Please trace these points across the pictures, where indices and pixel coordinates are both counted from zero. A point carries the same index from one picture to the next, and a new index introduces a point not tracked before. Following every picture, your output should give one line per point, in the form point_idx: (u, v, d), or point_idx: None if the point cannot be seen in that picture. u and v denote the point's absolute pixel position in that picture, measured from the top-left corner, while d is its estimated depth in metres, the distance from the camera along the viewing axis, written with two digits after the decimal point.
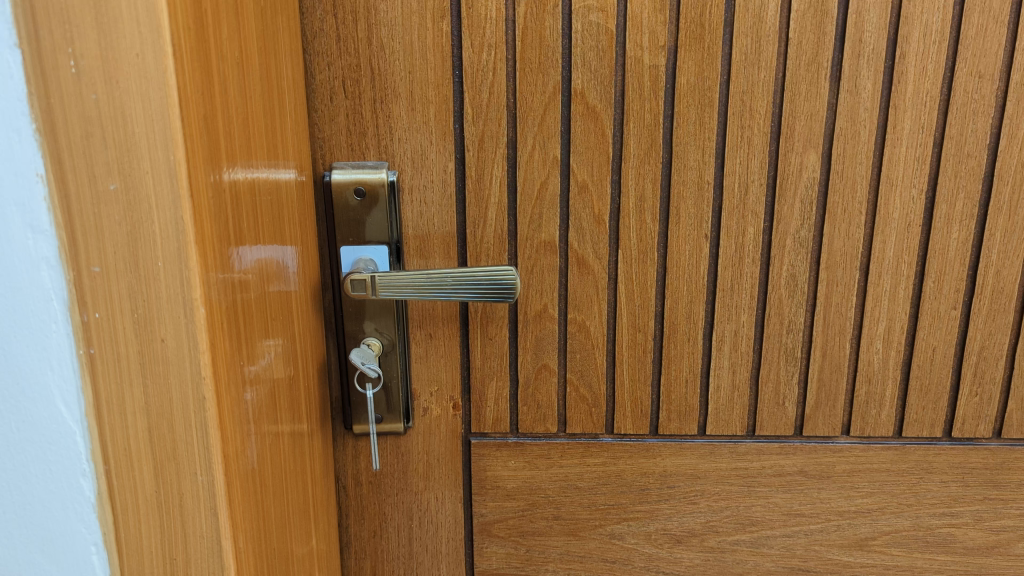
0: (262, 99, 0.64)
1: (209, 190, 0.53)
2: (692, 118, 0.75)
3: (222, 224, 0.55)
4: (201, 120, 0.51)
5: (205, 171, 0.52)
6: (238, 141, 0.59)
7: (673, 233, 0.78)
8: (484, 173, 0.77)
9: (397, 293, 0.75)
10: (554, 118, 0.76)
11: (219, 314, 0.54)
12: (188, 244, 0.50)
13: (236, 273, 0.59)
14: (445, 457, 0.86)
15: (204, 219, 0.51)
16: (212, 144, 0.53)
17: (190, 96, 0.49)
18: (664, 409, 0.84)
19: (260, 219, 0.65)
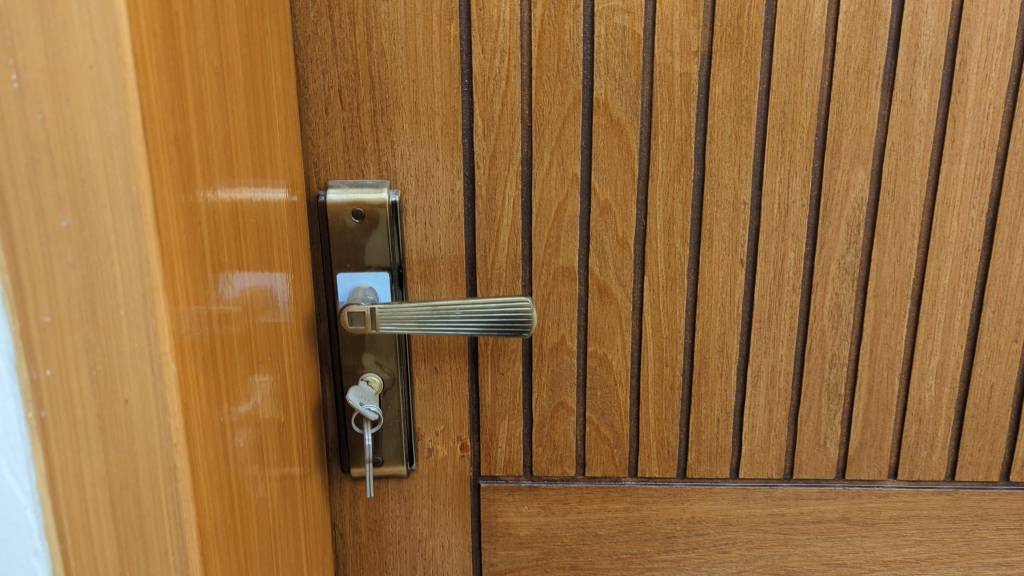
0: (247, 113, 0.56)
1: (182, 223, 0.45)
2: (727, 132, 0.68)
3: (199, 260, 0.48)
4: (171, 143, 0.44)
5: (176, 201, 0.44)
6: (218, 163, 0.51)
7: (706, 259, 0.71)
8: (496, 192, 0.70)
9: (400, 326, 0.67)
10: (574, 132, 0.68)
11: (193, 367, 0.46)
12: (155, 290, 0.42)
13: (217, 313, 0.52)
14: (452, 502, 0.78)
15: (173, 259, 0.44)
16: (185, 169, 0.46)
17: (158, 115, 0.42)
18: (693, 450, 0.76)
19: (245, 249, 0.57)
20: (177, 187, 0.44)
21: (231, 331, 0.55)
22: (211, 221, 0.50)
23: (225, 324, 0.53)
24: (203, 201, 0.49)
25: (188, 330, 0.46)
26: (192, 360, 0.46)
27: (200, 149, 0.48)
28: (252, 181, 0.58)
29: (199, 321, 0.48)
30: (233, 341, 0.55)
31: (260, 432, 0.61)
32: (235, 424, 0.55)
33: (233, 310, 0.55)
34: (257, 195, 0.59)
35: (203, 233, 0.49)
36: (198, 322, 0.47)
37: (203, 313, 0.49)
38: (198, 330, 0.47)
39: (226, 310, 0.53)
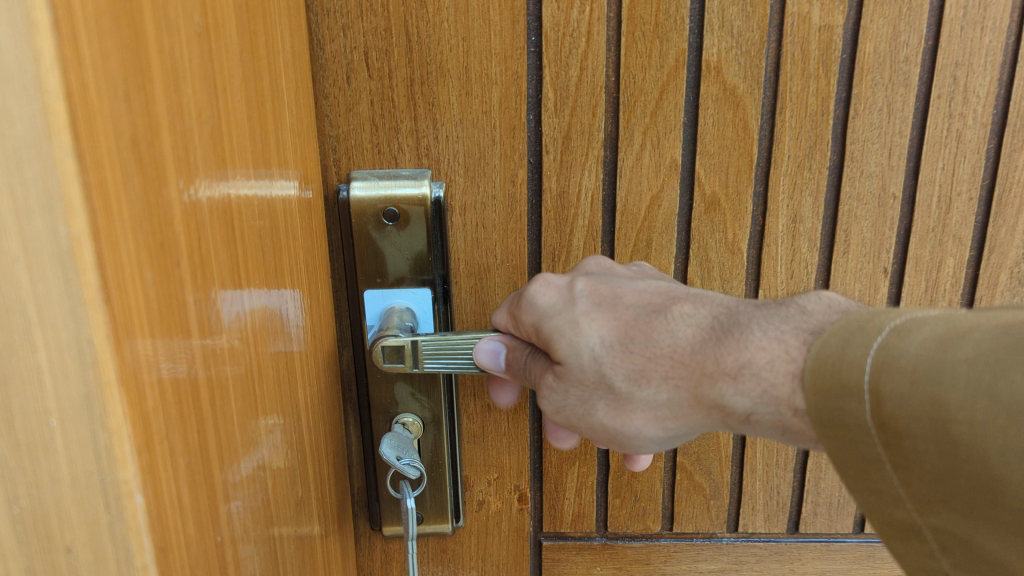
0: (247, 90, 0.40)
1: (151, 273, 0.29)
2: (878, 103, 0.51)
3: (183, 317, 0.31)
4: (128, 150, 0.27)
5: (139, 240, 0.28)
6: (211, 167, 0.35)
7: (840, 267, 0.55)
8: (569, 185, 0.54)
9: (450, 364, 0.51)
10: (675, 104, 0.52)
11: (172, 486, 0.30)
12: (108, 387, 0.26)
13: (214, 382, 0.35)
14: (508, 564, 0.64)
15: (134, 335, 0.27)
16: (154, 184, 0.29)
17: (101, 108, 0.26)
18: (810, 502, 0.61)
19: (252, 280, 0.41)
20: (140, 217, 0.28)
21: (235, 398, 0.39)
22: (201, 252, 0.34)
23: (228, 393, 0.37)
24: (187, 227, 0.32)
25: (165, 434, 0.30)
26: (170, 476, 0.30)
27: (181, 150, 0.32)
28: (258, 180, 0.41)
29: (186, 411, 0.32)
30: (241, 408, 0.39)
31: (280, 512, 0.46)
32: (247, 522, 0.40)
33: (240, 366, 0.39)
34: (264, 201, 0.42)
35: (190, 278, 0.32)
36: (184, 411, 0.31)
37: (195, 395, 0.32)
38: (184, 424, 0.31)
39: (228, 373, 0.37)
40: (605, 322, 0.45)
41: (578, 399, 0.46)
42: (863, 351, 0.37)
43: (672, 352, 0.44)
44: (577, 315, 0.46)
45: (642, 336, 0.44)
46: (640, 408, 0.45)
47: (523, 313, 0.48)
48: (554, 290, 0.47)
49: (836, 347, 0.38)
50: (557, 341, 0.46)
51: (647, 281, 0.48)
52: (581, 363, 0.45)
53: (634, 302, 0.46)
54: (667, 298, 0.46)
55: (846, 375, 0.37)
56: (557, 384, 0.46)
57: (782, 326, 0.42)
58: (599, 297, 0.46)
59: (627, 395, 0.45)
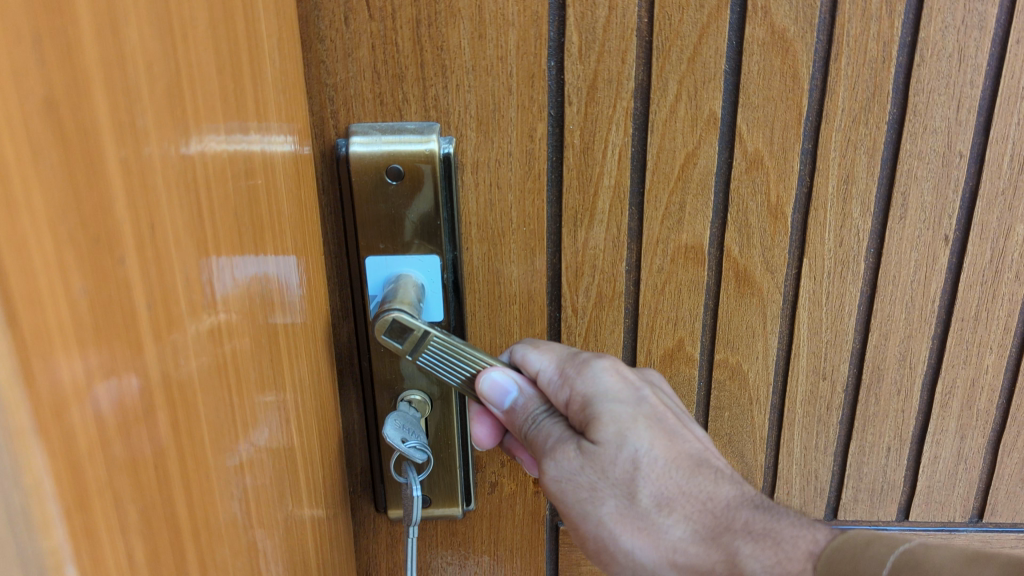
0: (216, 36, 0.32)
1: (80, 276, 0.21)
2: (947, 49, 0.45)
3: (130, 324, 0.24)
4: (41, 116, 0.19)
5: (60, 234, 0.20)
6: (173, 129, 0.27)
7: (895, 234, 0.49)
8: (594, 142, 0.48)
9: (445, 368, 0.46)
10: (715, 50, 0.46)
11: (119, 548, 0.23)
12: (20, 435, 0.19)
13: (182, 399, 0.28)
14: (522, 547, 0.60)
15: (56, 363, 0.20)
16: (86, 162, 0.22)
17: (25, 47, 0.19)
18: (850, 488, 0.57)
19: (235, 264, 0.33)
20: (61, 202, 0.20)
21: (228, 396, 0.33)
22: (159, 240, 0.26)
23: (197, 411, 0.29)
24: (136, 207, 0.24)
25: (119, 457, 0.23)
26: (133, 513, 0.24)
27: (126, 110, 0.24)
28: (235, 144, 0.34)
29: (139, 448, 0.24)
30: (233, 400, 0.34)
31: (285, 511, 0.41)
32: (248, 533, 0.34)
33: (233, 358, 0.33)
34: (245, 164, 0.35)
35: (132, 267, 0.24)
36: (136, 451, 0.24)
37: (150, 425, 0.25)
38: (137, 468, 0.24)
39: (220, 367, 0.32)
40: (659, 435, 0.42)
41: (588, 486, 0.42)
42: (884, 551, 0.36)
43: (709, 496, 0.41)
44: (637, 412, 0.43)
45: (689, 469, 0.41)
46: (642, 529, 0.41)
47: (576, 378, 0.44)
48: (624, 380, 0.44)
49: (861, 541, 0.38)
50: (602, 424, 0.42)
51: (700, 434, 0.45)
52: (619, 449, 0.41)
53: (688, 439, 0.43)
54: (720, 460, 0.44)
55: (861, 565, 0.36)
56: (577, 458, 0.42)
57: (823, 529, 0.40)
58: (662, 414, 0.43)
59: (641, 510, 0.41)
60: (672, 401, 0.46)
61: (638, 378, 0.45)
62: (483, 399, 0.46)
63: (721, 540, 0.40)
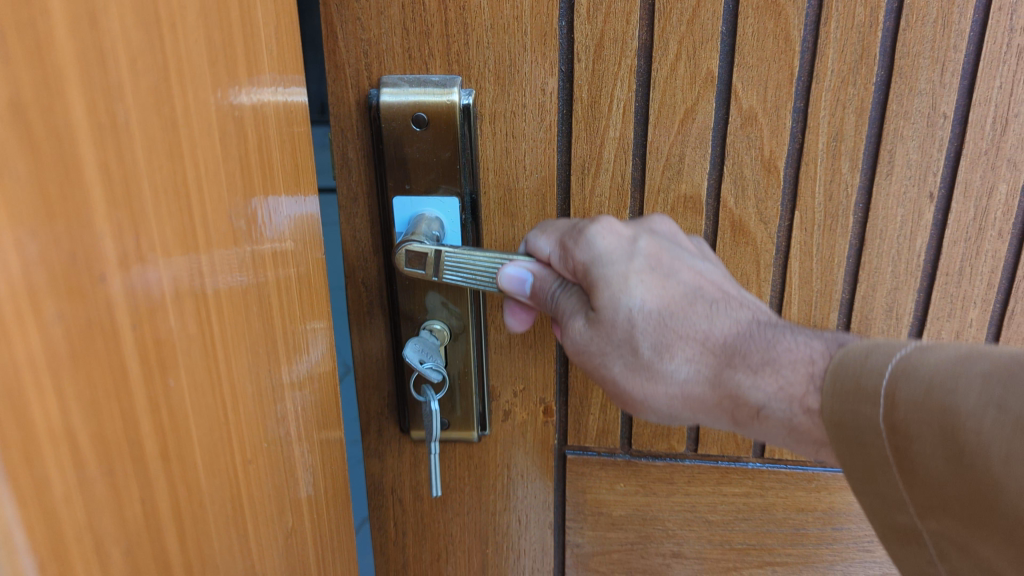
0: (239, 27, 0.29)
1: (52, 299, 0.19)
2: (931, 14, 0.48)
3: (114, 353, 0.21)
4: (3, 118, 0.17)
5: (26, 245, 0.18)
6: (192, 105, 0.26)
7: (882, 190, 0.53)
8: (601, 96, 0.52)
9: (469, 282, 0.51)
10: (712, 13, 0.50)
11: (92, 562, 0.21)
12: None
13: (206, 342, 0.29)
14: (533, 474, 0.65)
15: (22, 389, 0.18)
16: (60, 169, 0.19)
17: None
18: None
19: (251, 279, 0.30)
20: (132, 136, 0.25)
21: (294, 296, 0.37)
22: (151, 243, 0.23)
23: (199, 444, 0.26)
24: (122, 222, 0.22)
25: None
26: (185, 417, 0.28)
27: (108, 108, 0.21)
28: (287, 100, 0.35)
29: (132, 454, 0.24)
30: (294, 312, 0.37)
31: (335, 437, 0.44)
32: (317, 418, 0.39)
33: (303, 266, 0.38)
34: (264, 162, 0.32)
35: (133, 273, 0.22)
36: (122, 486, 0.22)
37: (138, 456, 0.23)
38: (120, 500, 0.22)
39: (277, 306, 0.34)
40: (655, 287, 0.47)
41: (601, 350, 0.48)
42: (884, 360, 0.38)
43: (706, 336, 0.46)
44: (632, 271, 0.47)
45: (684, 315, 0.46)
46: (655, 379, 0.47)
47: (574, 248, 0.48)
48: (616, 237, 0.48)
49: (859, 357, 0.40)
50: (600, 290, 0.47)
51: (705, 266, 0.49)
52: (620, 314, 0.46)
53: (683, 280, 0.48)
54: (717, 290, 0.48)
55: (866, 380, 0.38)
56: (587, 329, 0.48)
57: (814, 339, 0.45)
58: (656, 261, 0.48)
59: (649, 361, 0.47)
60: (674, 240, 0.49)
61: (633, 230, 0.48)
62: (507, 292, 0.51)
63: (724, 375, 0.46)
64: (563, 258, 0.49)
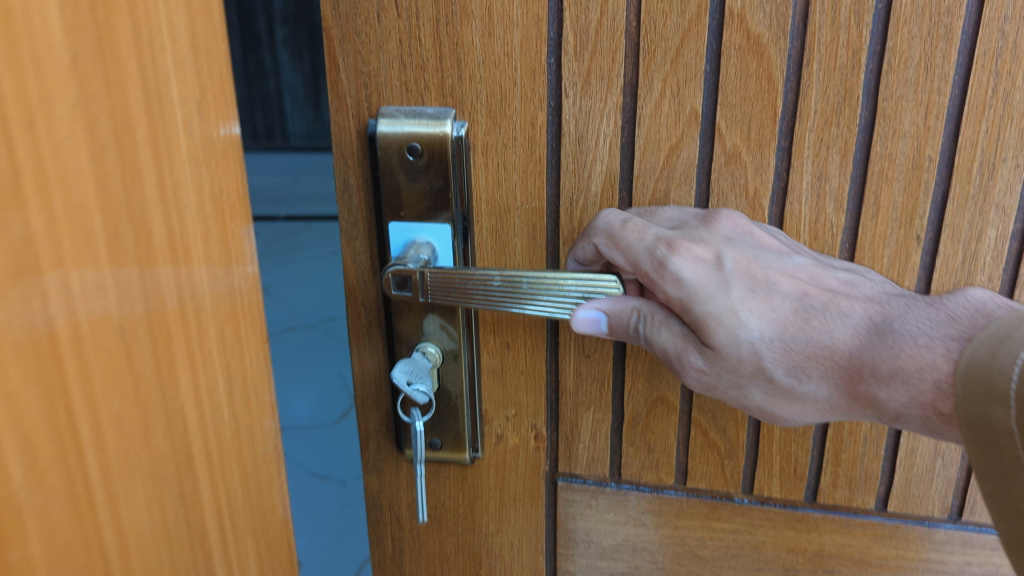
0: (127, 60, 0.25)
1: None
2: (914, 58, 0.48)
3: None
4: None
5: None
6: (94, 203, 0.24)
7: (867, 231, 0.53)
8: (588, 130, 0.54)
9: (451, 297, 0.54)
10: (696, 52, 0.51)
11: None
12: None
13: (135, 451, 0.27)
14: (524, 498, 0.66)
15: None
16: None
17: None
18: (828, 472, 0.60)
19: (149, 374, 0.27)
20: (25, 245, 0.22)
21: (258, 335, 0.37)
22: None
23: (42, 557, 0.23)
24: None
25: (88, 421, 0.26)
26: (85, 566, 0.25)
27: None
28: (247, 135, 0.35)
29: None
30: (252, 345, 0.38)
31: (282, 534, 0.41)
32: None
33: None
34: (176, 231, 0.28)
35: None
36: None
37: None
38: None
39: None
40: (764, 311, 0.49)
41: (734, 382, 0.51)
42: (1009, 359, 0.41)
43: (831, 350, 0.49)
44: (733, 300, 0.50)
45: (800, 333, 0.49)
46: (795, 400, 0.51)
47: (668, 284, 0.51)
48: (703, 265, 0.50)
49: (983, 358, 0.43)
50: (713, 327, 0.50)
51: (797, 261, 0.51)
52: (738, 346, 0.50)
53: (785, 291, 0.50)
54: (821, 291, 0.50)
55: (996, 381, 0.42)
56: (709, 362, 0.51)
57: (932, 333, 0.46)
58: (751, 279, 0.50)
59: (784, 385, 0.50)
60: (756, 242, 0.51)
61: (715, 249, 0.50)
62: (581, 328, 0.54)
63: (861, 389, 0.48)
64: (660, 293, 0.52)
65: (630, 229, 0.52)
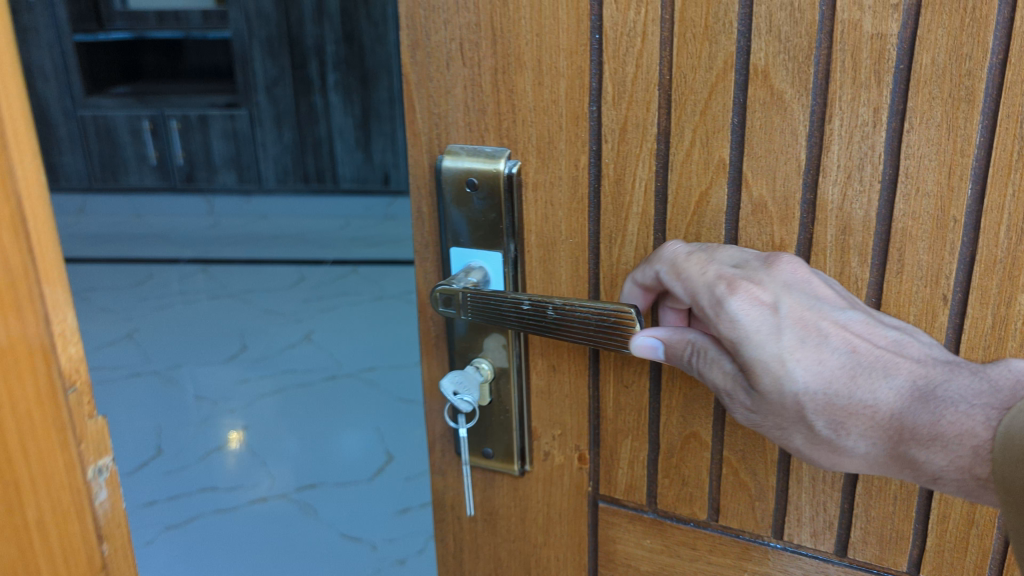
0: None
1: None
2: (936, 118, 0.48)
3: None
4: None
5: None
6: None
7: (892, 286, 0.53)
8: (626, 174, 0.58)
9: (487, 318, 0.60)
10: (723, 105, 0.53)
11: None
12: None
13: None
14: (569, 515, 0.70)
15: None
16: None
17: None
18: (858, 527, 0.59)
19: None
20: None
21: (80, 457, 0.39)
22: None
23: None
24: None
25: None
26: None
27: None
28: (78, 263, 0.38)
29: None
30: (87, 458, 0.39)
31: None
32: None
33: None
34: None
35: None
36: None
37: None
38: None
39: None
40: (813, 363, 0.49)
41: (778, 427, 0.51)
42: None
43: (874, 408, 0.48)
44: (784, 349, 0.49)
45: (847, 389, 0.48)
46: (835, 450, 0.51)
47: (722, 325, 0.51)
48: (757, 311, 0.50)
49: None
50: (762, 373, 0.50)
51: (850, 315, 0.50)
52: (784, 395, 0.49)
53: (835, 344, 0.49)
54: (870, 347, 0.49)
55: None
56: (756, 406, 0.51)
57: (973, 401, 0.46)
58: (804, 329, 0.49)
59: (825, 436, 0.50)
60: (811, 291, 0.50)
61: (773, 295, 0.50)
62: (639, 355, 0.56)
63: (899, 448, 0.48)
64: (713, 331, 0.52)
65: (693, 262, 0.54)
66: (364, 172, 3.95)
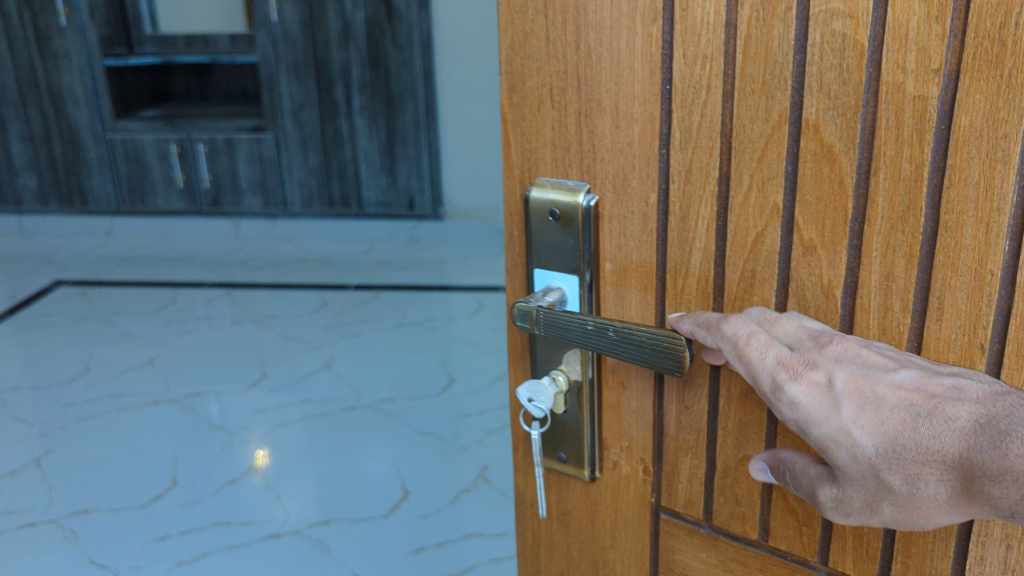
0: None
1: None
2: (973, 177, 0.51)
3: None
4: None
5: None
6: None
7: (932, 332, 0.55)
8: (689, 213, 0.63)
9: (557, 333, 0.67)
10: (777, 154, 0.58)
11: None
12: None
13: None
14: (633, 521, 0.75)
15: None
16: None
17: None
18: (899, 561, 0.61)
19: None
20: None
21: None
22: None
23: None
24: None
25: None
26: None
27: None
28: None
29: None
30: None
31: None
32: None
33: None
34: None
35: None
36: None
37: None
38: None
39: None
40: (874, 428, 0.52)
41: (867, 503, 0.54)
42: None
43: (942, 453, 0.49)
44: (844, 421, 0.53)
45: (910, 441, 0.50)
46: (926, 509, 0.51)
47: (790, 412, 0.55)
48: (812, 392, 0.54)
49: None
50: (834, 447, 0.53)
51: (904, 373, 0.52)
52: (857, 465, 0.53)
53: (892, 403, 0.52)
54: (928, 398, 0.51)
55: None
56: (839, 485, 0.54)
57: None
58: (860, 397, 0.53)
59: (911, 497, 0.51)
60: (863, 361, 0.54)
61: (826, 372, 0.54)
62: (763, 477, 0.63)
63: (980, 489, 0.48)
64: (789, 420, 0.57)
65: (753, 346, 0.57)
66: (395, 195, 4.10)
